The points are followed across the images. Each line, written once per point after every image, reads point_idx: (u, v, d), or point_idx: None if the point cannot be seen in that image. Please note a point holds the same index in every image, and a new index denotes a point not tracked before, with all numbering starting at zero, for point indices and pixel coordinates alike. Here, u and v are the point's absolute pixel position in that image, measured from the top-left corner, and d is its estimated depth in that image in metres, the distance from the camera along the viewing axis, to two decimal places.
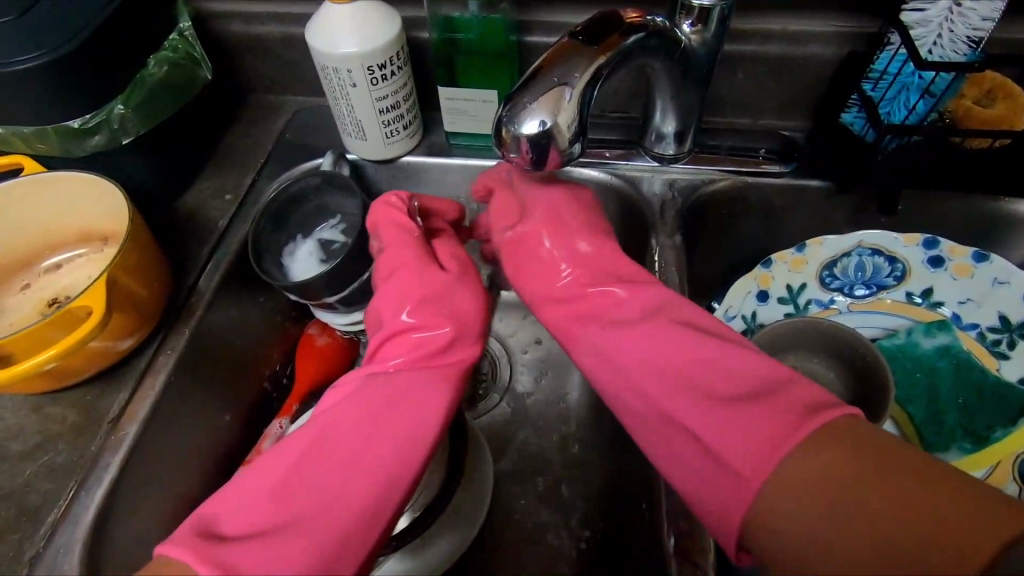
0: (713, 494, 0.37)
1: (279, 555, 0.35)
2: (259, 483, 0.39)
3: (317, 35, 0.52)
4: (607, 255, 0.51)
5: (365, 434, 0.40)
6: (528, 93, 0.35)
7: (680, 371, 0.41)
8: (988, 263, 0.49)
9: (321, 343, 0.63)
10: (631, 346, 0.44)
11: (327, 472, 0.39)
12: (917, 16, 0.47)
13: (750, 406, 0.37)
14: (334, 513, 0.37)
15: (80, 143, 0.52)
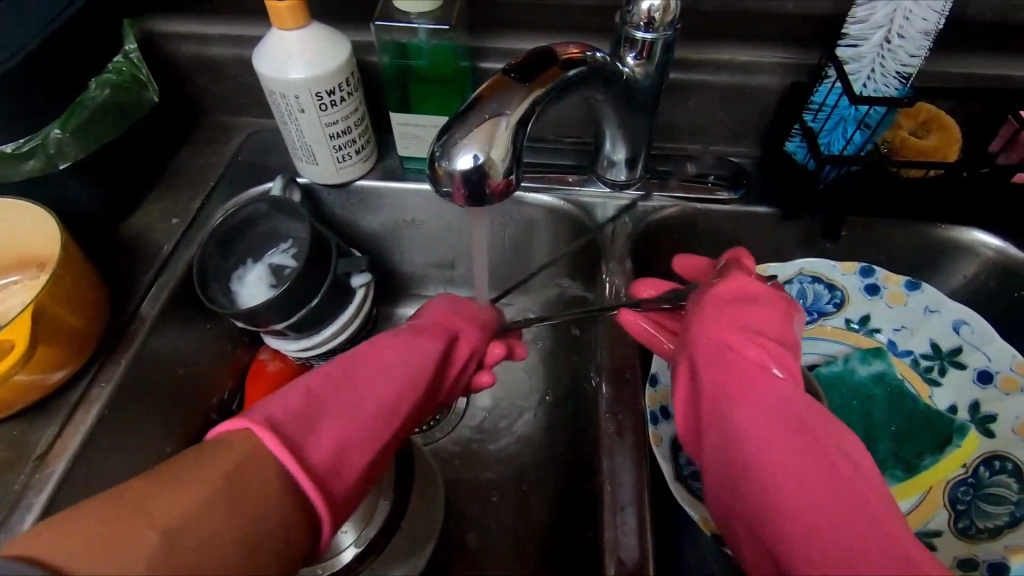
0: None
1: (324, 441, 0.37)
2: (292, 384, 0.40)
3: (264, 61, 0.52)
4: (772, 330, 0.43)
5: (397, 363, 0.44)
6: (462, 127, 0.35)
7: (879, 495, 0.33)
8: (920, 292, 0.51)
9: (273, 368, 0.61)
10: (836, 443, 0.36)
11: (363, 388, 0.42)
12: (851, 52, 0.49)
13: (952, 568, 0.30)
14: (363, 413, 0.40)
15: (14, 168, 0.51)
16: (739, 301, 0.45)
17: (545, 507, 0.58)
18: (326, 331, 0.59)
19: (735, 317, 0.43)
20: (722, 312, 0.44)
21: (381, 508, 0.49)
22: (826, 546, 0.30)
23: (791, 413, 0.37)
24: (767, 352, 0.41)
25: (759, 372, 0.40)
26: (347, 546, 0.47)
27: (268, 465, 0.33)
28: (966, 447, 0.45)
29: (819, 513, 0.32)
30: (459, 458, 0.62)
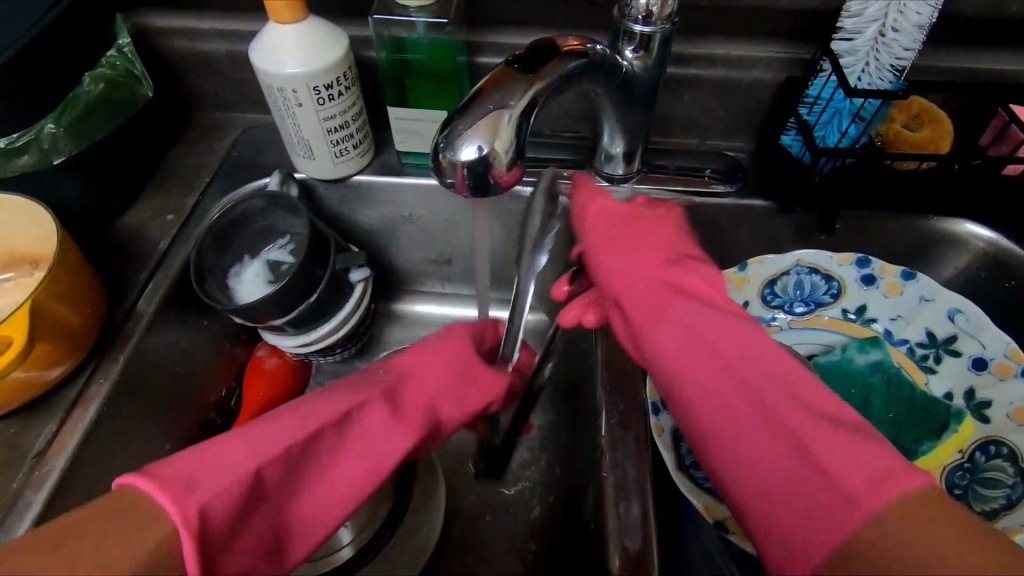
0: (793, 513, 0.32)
1: (234, 553, 0.34)
2: (232, 443, 0.35)
3: (260, 55, 0.51)
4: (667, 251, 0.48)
5: (361, 446, 0.39)
6: (465, 118, 0.35)
7: (777, 377, 0.37)
8: (916, 281, 0.51)
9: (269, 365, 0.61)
10: (737, 337, 0.39)
11: (311, 479, 0.37)
12: (846, 45, 0.50)
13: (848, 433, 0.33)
14: (288, 523, 0.36)
15: (8, 163, 0.50)
16: (631, 232, 0.50)
17: (545, 501, 0.58)
18: (325, 327, 0.59)
19: (636, 249, 0.48)
20: (622, 248, 0.49)
21: (382, 503, 0.49)
22: (734, 451, 0.36)
23: (695, 327, 0.41)
24: (667, 272, 0.45)
25: (661, 291, 0.44)
26: (346, 544, 0.47)
27: (178, 564, 0.30)
28: (963, 432, 0.46)
29: (723, 420, 0.37)
30: (458, 452, 0.62)
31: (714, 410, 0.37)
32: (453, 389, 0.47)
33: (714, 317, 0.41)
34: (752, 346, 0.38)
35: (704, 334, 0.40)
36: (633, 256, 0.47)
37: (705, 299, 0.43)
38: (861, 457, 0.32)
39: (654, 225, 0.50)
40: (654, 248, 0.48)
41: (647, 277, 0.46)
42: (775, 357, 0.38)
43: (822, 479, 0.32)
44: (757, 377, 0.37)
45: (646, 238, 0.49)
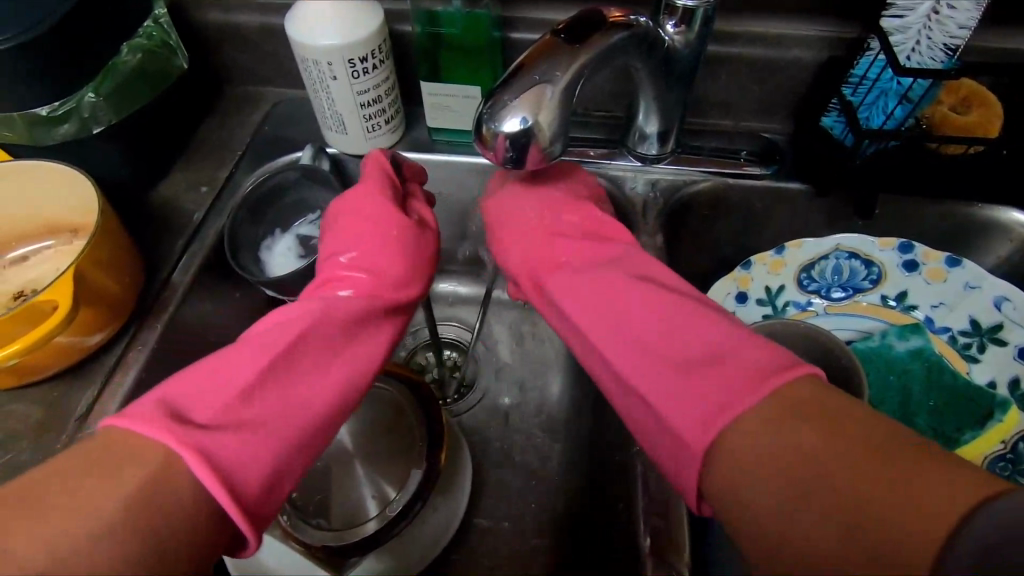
0: (673, 455, 0.35)
1: (254, 447, 0.34)
2: (182, 379, 0.36)
3: (297, 25, 0.51)
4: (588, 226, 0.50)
5: (326, 330, 0.41)
6: (509, 90, 0.35)
7: (658, 333, 0.39)
8: (961, 268, 0.50)
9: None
10: (645, 323, 0.40)
11: (300, 376, 0.38)
12: (896, 22, 0.48)
13: (712, 362, 0.35)
14: (301, 415, 0.37)
15: (48, 132, 0.51)
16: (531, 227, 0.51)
17: (568, 482, 0.59)
18: None
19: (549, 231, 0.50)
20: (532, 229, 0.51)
21: (410, 477, 0.48)
22: (638, 412, 0.38)
23: (586, 310, 0.43)
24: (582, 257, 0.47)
25: (585, 294, 0.44)
26: (373, 516, 0.47)
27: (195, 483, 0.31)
28: (1006, 423, 0.45)
29: (624, 384, 0.39)
30: (481, 430, 0.63)
31: (623, 387, 0.39)
32: (398, 245, 0.47)
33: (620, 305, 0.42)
34: (635, 312, 0.40)
35: (619, 336, 0.40)
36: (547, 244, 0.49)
37: (607, 293, 0.43)
38: (713, 383, 0.34)
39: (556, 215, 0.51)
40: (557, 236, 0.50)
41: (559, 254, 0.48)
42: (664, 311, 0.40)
43: (693, 417, 0.34)
44: (657, 359, 0.37)
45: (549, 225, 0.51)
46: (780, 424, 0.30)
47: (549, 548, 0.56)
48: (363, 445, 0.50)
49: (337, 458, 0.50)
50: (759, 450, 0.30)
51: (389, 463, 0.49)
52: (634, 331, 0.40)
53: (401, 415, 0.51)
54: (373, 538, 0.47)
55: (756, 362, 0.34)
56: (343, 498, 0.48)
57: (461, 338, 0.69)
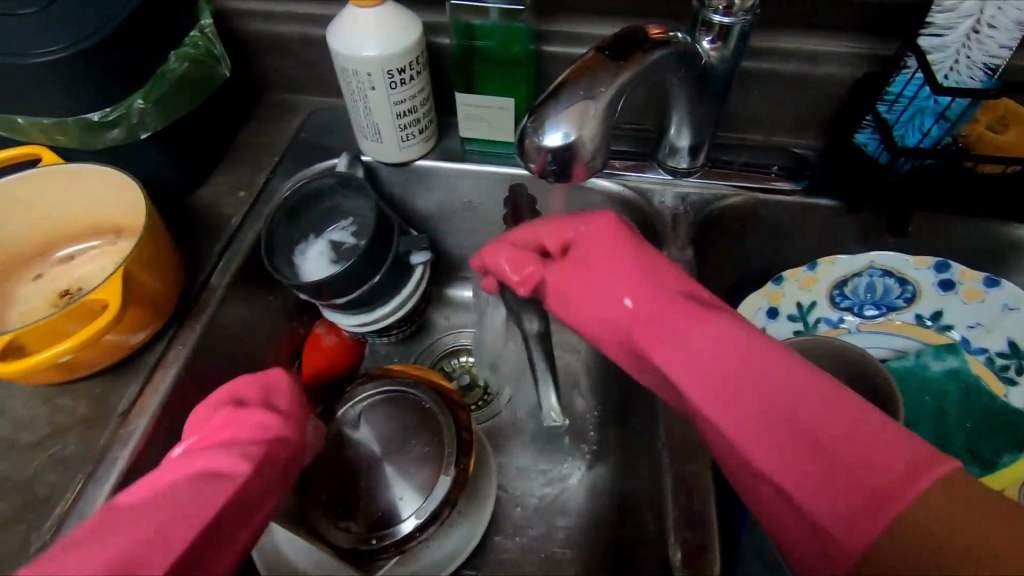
0: (804, 546, 0.33)
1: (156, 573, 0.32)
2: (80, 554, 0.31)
3: (339, 37, 0.52)
4: (618, 256, 0.44)
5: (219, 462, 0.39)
6: (552, 105, 0.36)
7: (763, 408, 0.34)
8: (999, 289, 0.49)
9: (330, 343, 0.63)
10: (749, 407, 0.34)
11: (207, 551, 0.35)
12: (935, 41, 0.48)
13: (836, 460, 0.31)
14: None
15: (99, 136, 0.52)
16: (575, 260, 0.45)
17: (594, 490, 0.59)
18: (387, 305, 0.61)
19: (592, 269, 0.44)
20: (579, 274, 0.44)
21: (440, 487, 0.49)
22: (759, 497, 0.35)
23: (602, 316, 0.43)
24: (639, 294, 0.41)
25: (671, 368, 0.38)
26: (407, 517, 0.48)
27: None
28: None
29: (738, 463, 0.35)
30: (506, 436, 0.64)
31: (747, 477, 0.35)
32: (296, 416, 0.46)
33: (717, 385, 0.36)
34: (715, 379, 0.36)
35: (717, 423, 0.35)
36: (603, 285, 0.43)
37: (700, 380, 0.36)
38: (850, 481, 0.31)
39: (607, 240, 0.45)
40: (618, 264, 0.43)
41: (617, 292, 0.42)
42: (775, 377, 0.34)
43: (829, 521, 0.31)
44: (788, 443, 0.33)
45: (602, 251, 0.44)
46: (879, 506, 0.30)
47: (572, 559, 0.56)
48: (396, 446, 0.51)
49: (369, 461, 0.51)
50: (892, 543, 0.29)
51: (420, 469, 0.50)
52: (725, 401, 0.35)
53: (430, 416, 0.52)
54: (400, 542, 0.47)
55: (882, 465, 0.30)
56: (377, 503, 0.49)
57: None
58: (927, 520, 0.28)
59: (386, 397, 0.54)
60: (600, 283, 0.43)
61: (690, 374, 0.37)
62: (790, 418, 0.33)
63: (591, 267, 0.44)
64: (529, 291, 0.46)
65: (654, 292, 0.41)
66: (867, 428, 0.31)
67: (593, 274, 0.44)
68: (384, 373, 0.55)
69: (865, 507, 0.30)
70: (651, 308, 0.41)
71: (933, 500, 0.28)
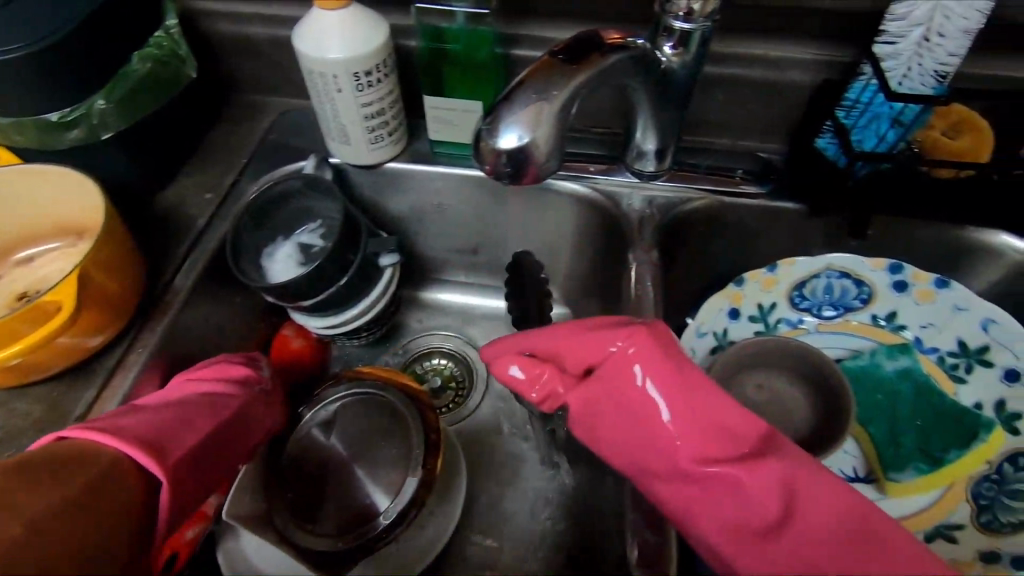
0: None
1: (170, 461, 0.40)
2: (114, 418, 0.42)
3: (304, 39, 0.52)
4: (674, 396, 0.38)
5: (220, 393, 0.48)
6: (507, 108, 0.36)
7: None
8: (949, 290, 0.50)
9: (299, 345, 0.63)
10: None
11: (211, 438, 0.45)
12: (888, 49, 0.49)
13: None
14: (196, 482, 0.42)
15: (59, 136, 0.52)
16: (602, 381, 0.40)
17: (562, 493, 0.59)
18: (354, 308, 0.61)
19: (640, 411, 0.38)
20: (623, 413, 0.39)
21: (411, 483, 0.49)
22: None
23: (651, 468, 0.38)
24: (698, 451, 0.37)
25: (714, 533, 0.36)
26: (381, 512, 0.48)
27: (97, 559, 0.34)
28: (992, 442, 0.46)
29: None
30: (476, 439, 0.63)
31: None
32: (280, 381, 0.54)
33: (769, 562, 0.35)
34: (787, 558, 0.34)
35: None
36: (653, 432, 0.38)
37: (771, 556, 0.35)
38: None
39: (651, 363, 0.38)
40: (675, 406, 0.37)
41: (670, 443, 0.37)
42: (833, 553, 0.34)
43: None
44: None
45: (653, 388, 0.38)
46: None
47: (539, 562, 0.56)
48: (364, 449, 0.51)
49: (338, 463, 0.52)
50: None
51: (388, 471, 0.50)
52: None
53: (398, 419, 0.52)
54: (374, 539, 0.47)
55: None
56: (347, 505, 0.49)
57: (457, 347, 0.70)
58: None
59: (358, 398, 0.54)
60: (649, 429, 0.38)
61: (738, 538, 0.36)
62: None
63: (638, 406, 0.38)
64: (551, 406, 0.43)
65: (718, 451, 0.36)
66: None
67: (641, 416, 0.38)
68: (353, 375, 0.55)
69: None
70: (698, 460, 0.36)
71: None
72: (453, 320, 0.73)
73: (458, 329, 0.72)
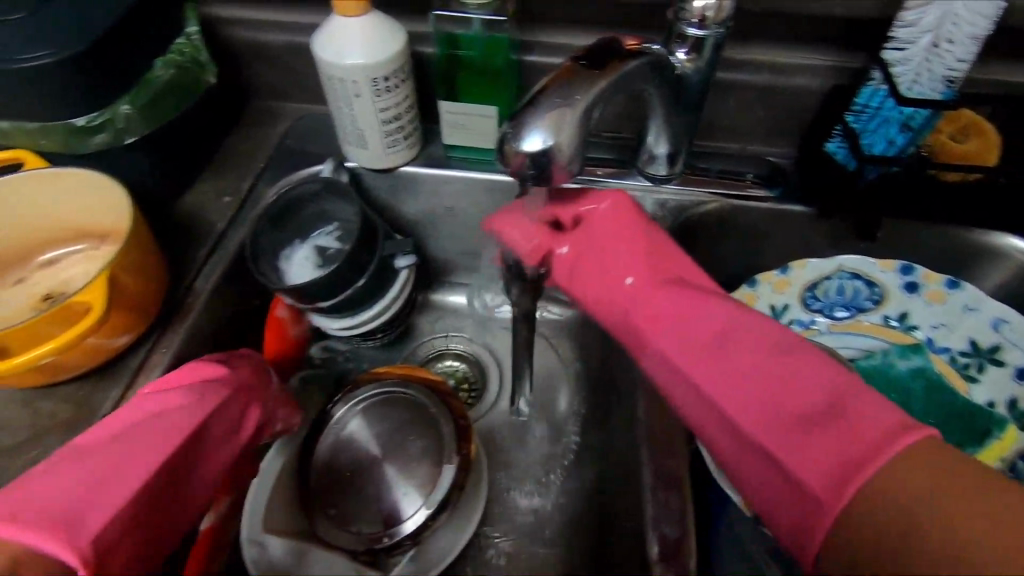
0: (785, 511, 0.35)
1: (101, 518, 0.35)
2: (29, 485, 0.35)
3: (324, 45, 0.53)
4: (626, 232, 0.45)
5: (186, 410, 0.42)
6: (531, 112, 0.37)
7: (763, 377, 0.36)
8: (960, 290, 0.52)
9: (280, 313, 0.62)
10: (748, 386, 0.36)
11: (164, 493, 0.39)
12: (897, 54, 0.50)
13: (822, 429, 0.33)
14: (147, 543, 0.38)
15: (84, 141, 0.53)
16: (582, 232, 0.47)
17: (576, 492, 0.60)
18: (371, 310, 0.61)
19: (604, 245, 0.46)
20: (589, 249, 0.46)
21: (449, 471, 0.50)
22: (742, 462, 0.37)
23: (613, 297, 0.44)
24: (648, 273, 0.43)
25: (669, 345, 0.40)
26: (409, 516, 0.49)
27: None
28: (1004, 441, 0.47)
29: (730, 430, 0.37)
30: (491, 439, 0.64)
31: (734, 446, 0.37)
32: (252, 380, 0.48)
33: (715, 370, 0.37)
34: (721, 355, 0.38)
35: (714, 397, 0.37)
36: (614, 263, 0.45)
37: (707, 354, 0.38)
38: (840, 448, 0.32)
39: (620, 218, 0.46)
40: (631, 240, 0.45)
41: (629, 275, 0.44)
42: (760, 350, 0.36)
43: (810, 490, 0.32)
44: (781, 417, 0.34)
45: (614, 229, 0.46)
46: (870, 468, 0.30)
47: (554, 559, 0.57)
48: (391, 448, 0.52)
49: (363, 463, 0.52)
50: (885, 482, 0.30)
51: (418, 466, 0.51)
52: (731, 376, 0.37)
53: (424, 414, 0.53)
54: (414, 533, 0.49)
55: (878, 427, 0.31)
56: (380, 504, 0.50)
57: (470, 350, 0.71)
58: (920, 494, 0.29)
59: (381, 398, 0.54)
60: (608, 262, 0.45)
61: (687, 350, 0.39)
62: (790, 388, 0.35)
63: (602, 249, 0.46)
64: (538, 261, 0.46)
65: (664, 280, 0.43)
66: (866, 395, 0.32)
67: (607, 250, 0.46)
68: (370, 377, 0.56)
69: (849, 470, 0.31)
70: (653, 287, 0.43)
71: (924, 456, 0.30)
72: (465, 323, 0.73)
73: (470, 331, 0.73)
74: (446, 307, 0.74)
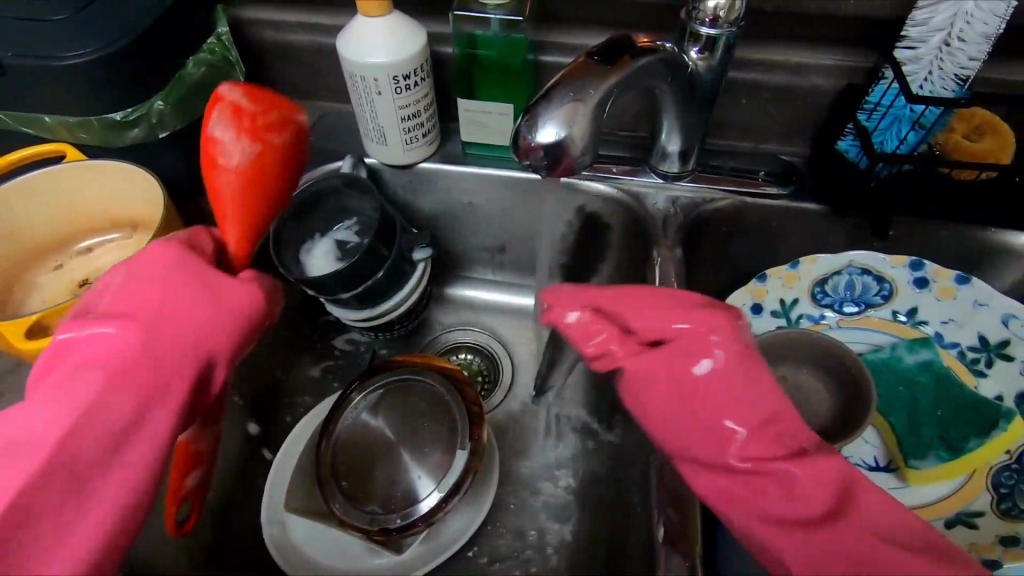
0: None
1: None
2: None
3: (347, 44, 0.55)
4: (742, 379, 0.38)
5: (54, 410, 0.37)
6: (544, 105, 0.38)
7: None
8: (970, 286, 0.52)
9: (277, 144, 0.48)
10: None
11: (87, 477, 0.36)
12: (908, 53, 0.51)
13: None
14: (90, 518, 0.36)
15: (121, 135, 0.56)
16: (669, 353, 0.41)
17: (586, 483, 0.61)
18: (389, 302, 0.63)
19: (717, 396, 0.38)
20: (706, 397, 0.39)
21: (461, 457, 0.51)
22: None
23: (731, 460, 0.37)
24: (763, 439, 0.37)
25: (758, 524, 0.37)
26: (426, 495, 0.51)
27: None
28: (1010, 433, 0.47)
29: None
30: (503, 430, 0.65)
31: None
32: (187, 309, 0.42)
33: (817, 564, 0.34)
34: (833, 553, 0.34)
35: None
36: (726, 416, 0.38)
37: (819, 555, 0.34)
38: None
39: (726, 353, 0.39)
40: (748, 391, 0.38)
41: (741, 434, 0.37)
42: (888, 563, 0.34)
43: None
44: None
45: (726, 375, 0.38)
46: None
47: (563, 547, 0.58)
48: (408, 433, 0.54)
49: (380, 446, 0.54)
50: None
51: (433, 450, 0.53)
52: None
53: (440, 401, 0.55)
54: (428, 513, 0.50)
55: None
56: (395, 486, 0.52)
57: (483, 343, 0.73)
58: None
59: (399, 385, 0.56)
60: (715, 410, 0.38)
61: (786, 537, 0.36)
62: None
63: (706, 391, 0.39)
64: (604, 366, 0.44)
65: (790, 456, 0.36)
66: None
67: (714, 398, 0.38)
68: (386, 365, 0.57)
69: None
70: (750, 459, 0.37)
71: None
72: (479, 317, 0.75)
73: (484, 324, 0.74)
74: (461, 300, 0.76)
